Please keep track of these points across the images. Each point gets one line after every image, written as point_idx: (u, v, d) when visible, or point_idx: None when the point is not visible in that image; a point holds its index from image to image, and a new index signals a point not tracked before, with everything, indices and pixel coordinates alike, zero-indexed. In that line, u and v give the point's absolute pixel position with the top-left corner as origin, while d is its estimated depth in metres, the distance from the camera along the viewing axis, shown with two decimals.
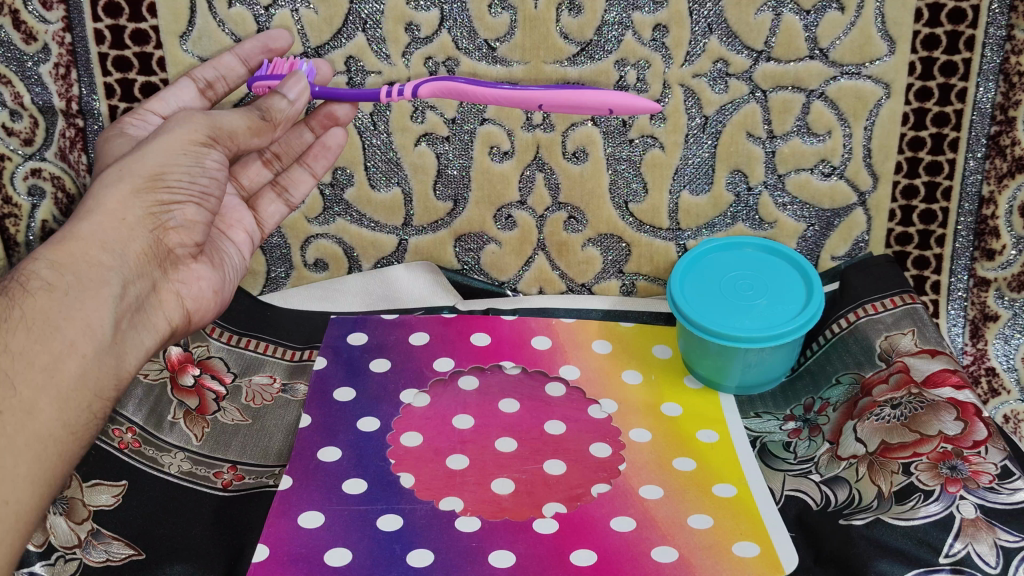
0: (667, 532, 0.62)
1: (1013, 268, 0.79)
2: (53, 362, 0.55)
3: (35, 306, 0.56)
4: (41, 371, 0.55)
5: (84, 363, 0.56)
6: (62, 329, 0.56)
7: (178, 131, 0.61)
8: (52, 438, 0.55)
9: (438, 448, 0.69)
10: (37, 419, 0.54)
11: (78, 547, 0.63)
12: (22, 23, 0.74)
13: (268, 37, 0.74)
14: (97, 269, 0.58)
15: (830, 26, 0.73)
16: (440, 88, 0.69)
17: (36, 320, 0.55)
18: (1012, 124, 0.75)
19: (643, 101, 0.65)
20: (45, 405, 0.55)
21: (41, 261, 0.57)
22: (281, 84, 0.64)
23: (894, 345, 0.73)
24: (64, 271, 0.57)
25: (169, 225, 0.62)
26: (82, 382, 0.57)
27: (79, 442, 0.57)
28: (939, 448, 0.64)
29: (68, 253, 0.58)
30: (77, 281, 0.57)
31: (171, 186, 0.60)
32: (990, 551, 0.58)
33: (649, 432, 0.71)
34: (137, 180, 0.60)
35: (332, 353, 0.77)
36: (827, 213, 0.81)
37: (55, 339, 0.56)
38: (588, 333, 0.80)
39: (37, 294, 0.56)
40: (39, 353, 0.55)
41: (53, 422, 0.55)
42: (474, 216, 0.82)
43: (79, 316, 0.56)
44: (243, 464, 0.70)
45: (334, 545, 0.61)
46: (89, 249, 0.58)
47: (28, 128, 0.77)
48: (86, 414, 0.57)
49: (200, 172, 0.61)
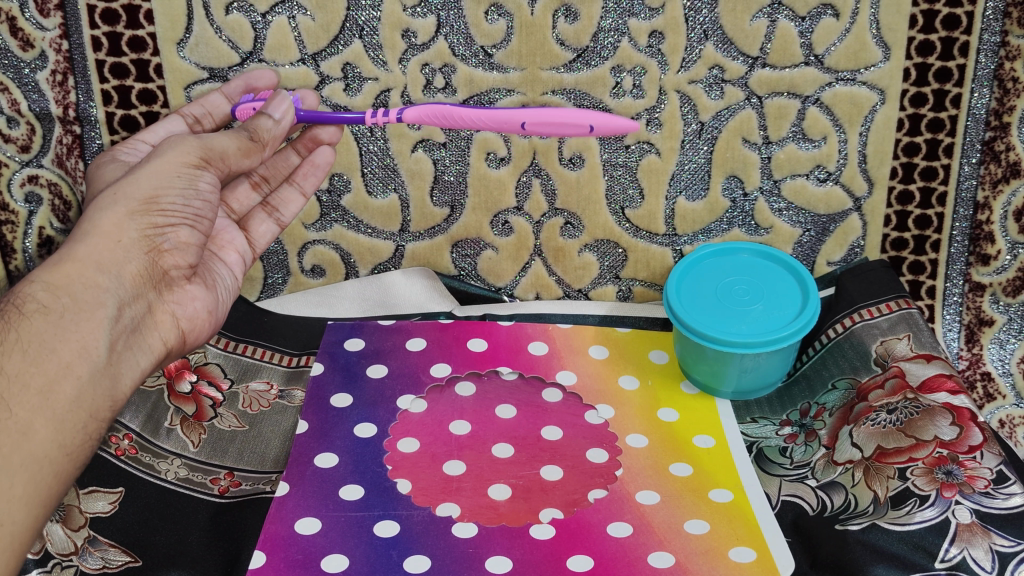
0: (663, 538, 0.62)
1: (1008, 273, 0.79)
2: (48, 384, 0.55)
3: (31, 330, 0.56)
4: (37, 394, 0.55)
5: (79, 384, 0.56)
6: (59, 352, 0.56)
7: (171, 154, 0.63)
8: (48, 458, 0.55)
9: (434, 453, 0.69)
10: (32, 440, 0.54)
11: (74, 554, 0.62)
12: (19, 29, 0.74)
13: (252, 76, 0.76)
14: (94, 291, 0.58)
15: (826, 33, 0.74)
16: (425, 113, 0.69)
17: (31, 343, 0.55)
18: (1006, 129, 0.75)
19: (621, 120, 0.66)
20: (40, 426, 0.54)
21: (37, 284, 0.57)
22: (266, 105, 0.67)
23: (889, 350, 0.73)
24: (59, 293, 0.57)
25: (163, 247, 0.62)
26: (77, 402, 0.56)
27: (74, 463, 0.57)
28: (934, 452, 0.64)
29: (64, 275, 0.58)
30: (73, 303, 0.57)
31: (165, 209, 0.61)
32: (986, 556, 0.58)
33: (646, 437, 0.71)
34: (131, 203, 0.60)
35: (330, 359, 0.77)
36: (823, 218, 0.81)
37: (49, 361, 0.56)
38: (585, 339, 0.80)
39: (32, 317, 0.56)
40: (34, 376, 0.55)
41: (48, 443, 0.55)
42: (471, 221, 0.82)
43: (74, 338, 0.56)
44: (239, 471, 0.70)
45: (330, 551, 0.61)
46: (85, 271, 0.58)
47: (25, 135, 0.77)
48: (81, 434, 0.57)
49: (194, 196, 0.63)
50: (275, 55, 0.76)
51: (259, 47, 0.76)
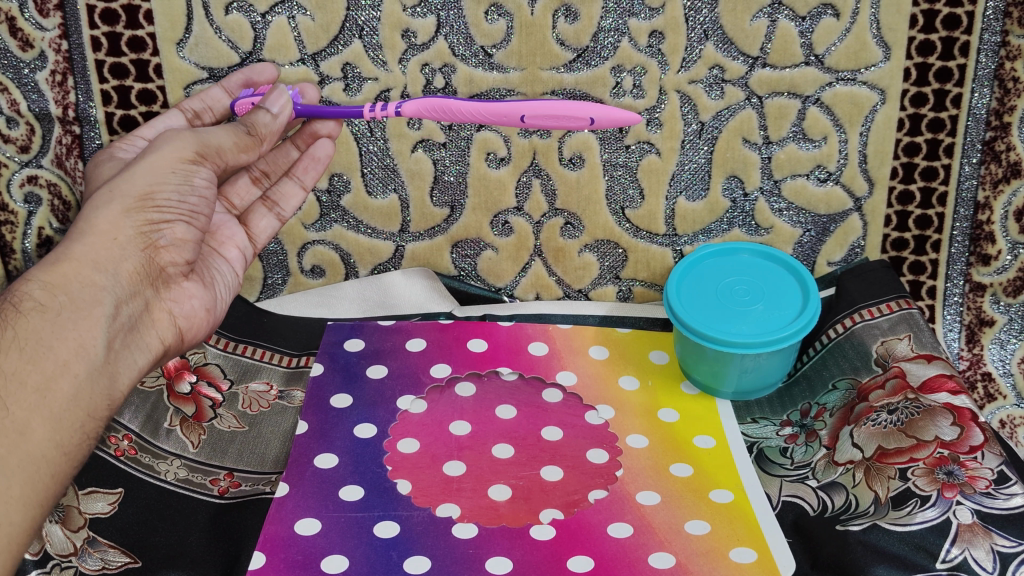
0: (664, 538, 0.62)
1: (1009, 273, 0.79)
2: (45, 383, 0.55)
3: (28, 327, 0.56)
4: (34, 392, 0.55)
5: (77, 383, 0.56)
6: (56, 350, 0.56)
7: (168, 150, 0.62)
8: (45, 459, 0.55)
9: (434, 454, 0.69)
10: (30, 439, 0.54)
11: (73, 555, 0.62)
12: (19, 29, 0.74)
13: (252, 71, 0.75)
14: (91, 289, 0.58)
15: (826, 33, 0.74)
16: (424, 106, 0.68)
17: (29, 341, 0.55)
18: (1006, 129, 0.75)
19: (624, 113, 0.66)
20: (37, 426, 0.54)
21: (35, 282, 0.57)
22: (264, 98, 0.66)
23: (890, 351, 0.73)
24: (56, 292, 0.57)
25: (160, 244, 0.62)
26: (74, 401, 0.56)
27: (72, 464, 0.57)
28: (935, 453, 0.64)
29: (62, 275, 0.58)
30: (70, 302, 0.57)
31: (160, 205, 0.61)
32: (987, 556, 0.58)
33: (646, 437, 0.71)
34: (127, 201, 0.60)
35: (329, 360, 0.77)
36: (823, 218, 0.81)
37: (47, 359, 0.56)
38: (585, 339, 0.80)
39: (29, 314, 0.56)
40: (32, 374, 0.55)
41: (46, 443, 0.55)
42: (470, 222, 0.82)
43: (71, 337, 0.56)
44: (239, 471, 0.70)
45: (330, 551, 0.61)
46: (82, 269, 0.58)
47: (25, 135, 0.77)
48: (79, 434, 0.57)
49: (189, 191, 0.62)
50: (274, 55, 0.76)
51: (258, 47, 0.76)
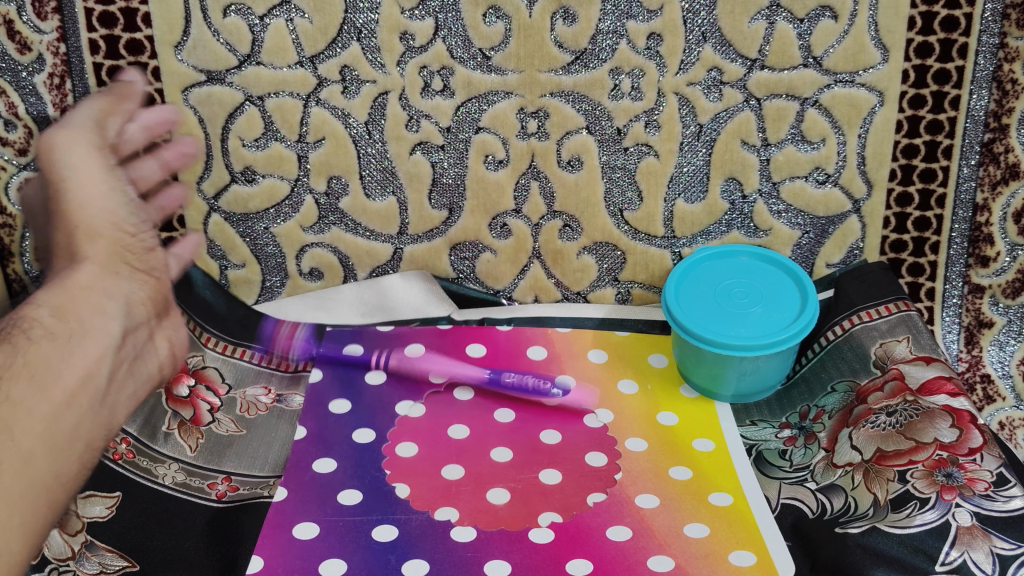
0: (663, 541, 0.62)
1: (1008, 274, 0.79)
2: (52, 412, 0.57)
3: (38, 352, 0.58)
4: (40, 420, 0.56)
5: (80, 413, 0.59)
6: (63, 377, 0.58)
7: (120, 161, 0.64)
8: (46, 488, 0.56)
9: (433, 458, 0.69)
10: (33, 467, 0.55)
11: (72, 559, 0.62)
12: (17, 33, 0.74)
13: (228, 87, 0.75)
14: (101, 317, 0.62)
15: (824, 35, 0.74)
16: None
17: (37, 367, 0.57)
18: (1005, 131, 0.75)
19: None
20: (40, 454, 0.55)
21: (42, 307, 0.60)
22: None
23: (888, 353, 0.73)
24: (66, 318, 0.61)
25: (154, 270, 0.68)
26: (75, 432, 0.58)
27: (68, 492, 0.58)
28: (934, 455, 0.64)
29: (70, 300, 0.62)
30: (79, 327, 0.61)
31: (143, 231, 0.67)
32: (986, 559, 0.58)
33: (645, 441, 0.71)
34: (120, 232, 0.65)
35: (328, 366, 0.77)
36: (821, 220, 0.81)
37: (53, 386, 0.57)
38: (584, 343, 0.80)
39: (39, 341, 0.58)
40: (37, 401, 0.56)
41: (48, 471, 0.56)
42: (469, 224, 0.82)
43: (78, 363, 0.60)
44: (237, 475, 0.70)
45: (329, 556, 0.60)
46: (91, 297, 0.63)
47: (23, 138, 0.77)
48: (79, 459, 0.59)
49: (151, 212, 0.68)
50: (273, 58, 0.76)
51: (257, 50, 0.76)
